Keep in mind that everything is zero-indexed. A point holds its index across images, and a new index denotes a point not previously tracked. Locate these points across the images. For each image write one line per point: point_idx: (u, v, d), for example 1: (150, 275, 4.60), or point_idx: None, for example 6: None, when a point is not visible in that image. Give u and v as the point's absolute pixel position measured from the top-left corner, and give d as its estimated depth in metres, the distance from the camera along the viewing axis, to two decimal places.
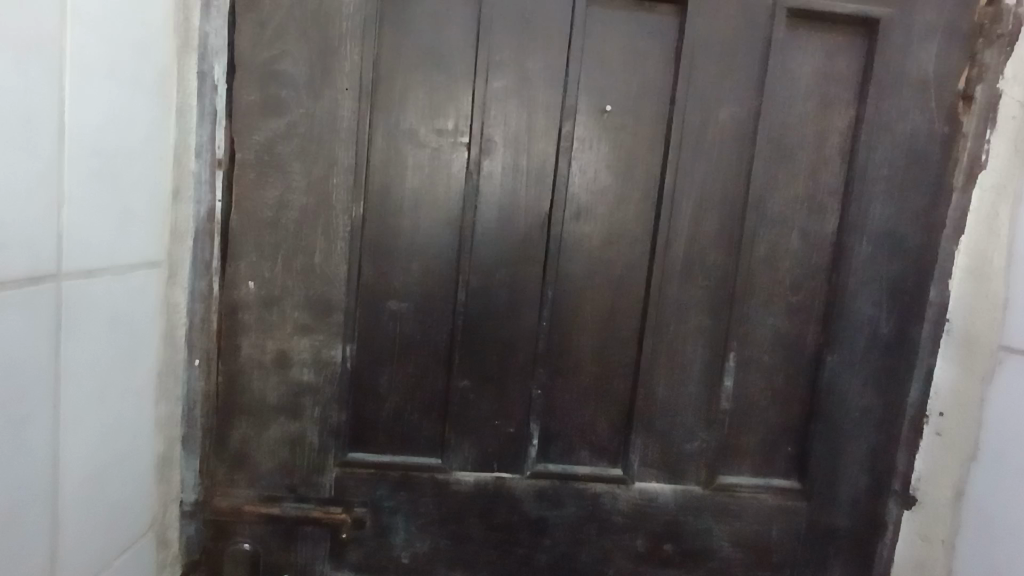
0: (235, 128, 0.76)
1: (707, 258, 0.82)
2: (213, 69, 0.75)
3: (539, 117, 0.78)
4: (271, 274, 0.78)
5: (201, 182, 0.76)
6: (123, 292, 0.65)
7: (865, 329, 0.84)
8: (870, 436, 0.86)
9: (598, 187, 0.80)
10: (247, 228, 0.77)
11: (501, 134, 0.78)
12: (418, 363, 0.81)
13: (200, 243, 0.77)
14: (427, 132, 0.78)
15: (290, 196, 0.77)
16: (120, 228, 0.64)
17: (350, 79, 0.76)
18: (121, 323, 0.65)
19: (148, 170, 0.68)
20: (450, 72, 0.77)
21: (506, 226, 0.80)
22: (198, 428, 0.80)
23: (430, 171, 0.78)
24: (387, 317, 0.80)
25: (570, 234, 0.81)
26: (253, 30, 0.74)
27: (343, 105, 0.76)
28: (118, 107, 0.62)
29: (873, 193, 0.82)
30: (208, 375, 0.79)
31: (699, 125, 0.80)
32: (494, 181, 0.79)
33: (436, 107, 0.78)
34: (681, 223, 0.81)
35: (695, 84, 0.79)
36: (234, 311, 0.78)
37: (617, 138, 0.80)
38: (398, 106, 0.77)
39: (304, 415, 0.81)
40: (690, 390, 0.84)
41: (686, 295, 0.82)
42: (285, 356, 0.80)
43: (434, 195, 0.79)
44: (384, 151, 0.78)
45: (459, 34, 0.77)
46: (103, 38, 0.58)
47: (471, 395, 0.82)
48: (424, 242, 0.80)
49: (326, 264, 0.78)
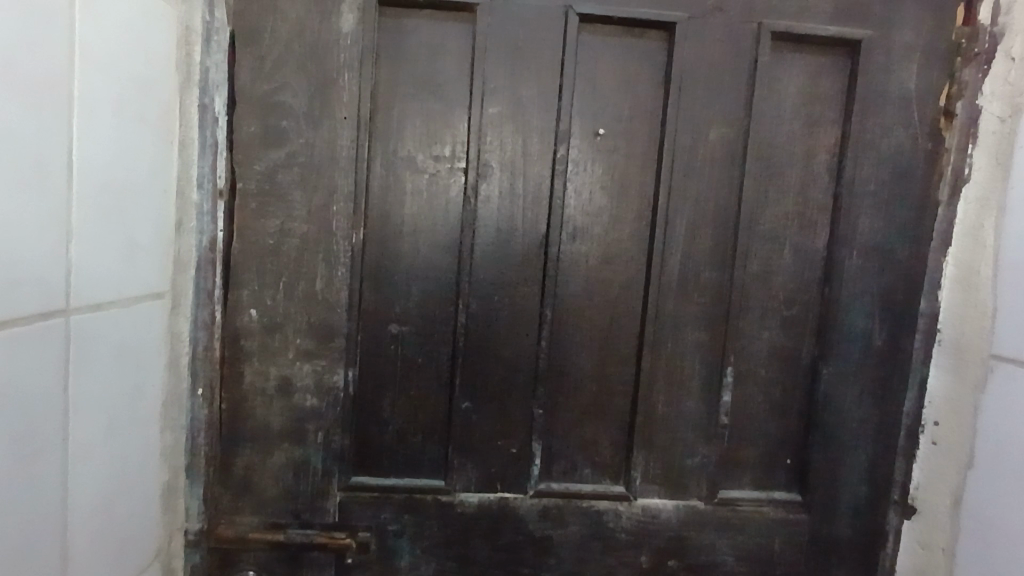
0: (236, 159, 0.77)
1: (702, 275, 0.84)
2: (213, 102, 0.76)
3: (534, 142, 0.80)
4: (274, 301, 0.79)
5: (204, 214, 0.77)
6: (129, 322, 0.66)
7: (860, 340, 0.86)
8: (867, 447, 0.87)
9: (593, 209, 0.82)
10: (249, 256, 0.78)
11: (497, 159, 0.80)
12: (421, 385, 0.82)
13: (203, 273, 0.78)
14: (425, 159, 0.80)
15: (291, 224, 0.79)
16: (126, 261, 0.64)
17: (348, 108, 0.78)
18: (126, 354, 0.66)
19: (152, 202, 0.68)
20: (446, 101, 0.79)
21: (504, 248, 0.81)
22: (202, 457, 0.80)
23: (429, 196, 0.80)
24: (388, 340, 0.81)
25: (566, 255, 0.82)
26: (253, 64, 0.77)
27: (341, 133, 0.78)
28: (123, 142, 0.63)
29: (861, 208, 0.84)
30: (212, 404, 0.79)
31: (690, 146, 0.82)
32: (492, 205, 0.81)
33: (434, 134, 0.79)
34: (675, 241, 0.83)
35: (686, 107, 0.81)
36: (238, 339, 0.79)
37: (610, 160, 0.82)
38: (396, 134, 0.79)
39: (308, 440, 0.81)
40: (690, 405, 0.85)
41: (682, 312, 0.84)
42: (288, 383, 0.80)
43: (433, 220, 0.80)
44: (383, 178, 0.79)
45: (453, 62, 0.79)
46: (108, 74, 0.60)
47: (474, 416, 0.83)
48: (425, 266, 0.81)
49: (327, 290, 0.80)
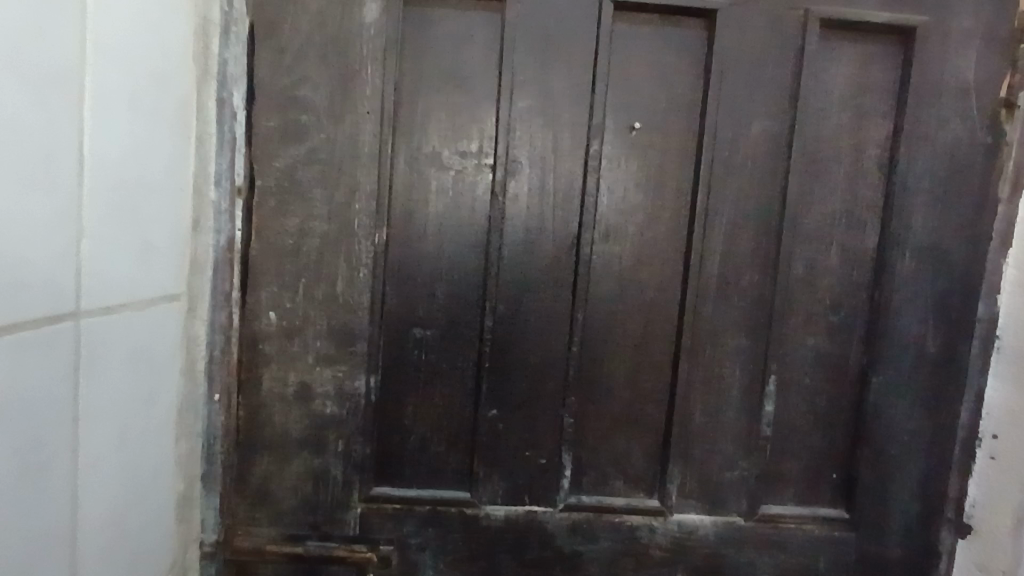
0: (255, 156, 0.74)
1: (743, 277, 0.79)
2: (232, 95, 0.73)
3: (564, 137, 0.76)
4: (293, 304, 0.76)
5: (221, 213, 0.74)
6: (143, 327, 0.63)
7: (912, 347, 0.80)
8: (920, 461, 0.82)
9: (627, 207, 0.78)
10: (268, 256, 0.75)
11: (527, 155, 0.76)
12: (446, 392, 0.79)
13: (220, 274, 0.74)
14: (451, 154, 0.76)
15: (311, 223, 0.75)
16: (141, 262, 0.61)
17: (372, 102, 0.74)
18: (139, 360, 0.63)
19: (169, 201, 0.65)
20: (473, 94, 0.76)
21: (534, 249, 0.77)
22: (218, 465, 0.77)
23: (454, 194, 0.76)
24: (412, 345, 0.78)
25: (598, 255, 0.78)
26: (272, 56, 0.73)
27: (364, 128, 0.74)
28: (138, 137, 0.59)
29: (913, 207, 0.79)
30: (229, 410, 0.76)
31: (731, 141, 0.77)
32: (520, 203, 0.77)
33: (460, 129, 0.76)
34: (714, 240, 0.78)
35: (726, 99, 0.77)
36: (256, 343, 0.76)
37: (645, 156, 0.77)
38: (421, 130, 0.76)
39: (327, 448, 0.78)
40: (730, 416, 0.80)
41: (721, 316, 0.79)
42: (308, 388, 0.77)
43: (458, 219, 0.77)
44: (407, 175, 0.76)
45: (480, 53, 0.75)
46: (124, 64, 0.57)
47: (500, 425, 0.79)
48: (450, 268, 0.77)
49: (349, 292, 0.76)
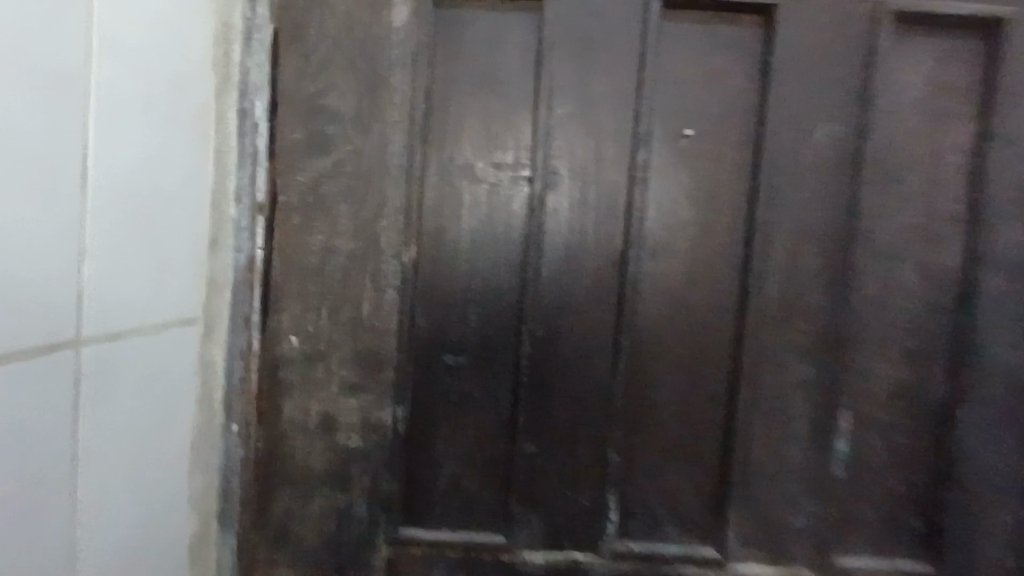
0: (278, 169, 0.70)
1: (808, 298, 0.71)
2: (254, 106, 0.68)
3: (608, 145, 0.70)
4: (316, 327, 0.71)
5: (241, 230, 0.69)
6: (154, 353, 0.58)
7: (1004, 377, 0.71)
8: (1016, 507, 0.72)
9: (677, 221, 0.71)
10: (290, 276, 0.70)
11: (567, 166, 0.70)
12: (480, 424, 0.72)
13: (239, 296, 0.70)
14: (485, 166, 0.70)
15: (336, 240, 0.70)
16: (153, 282, 0.57)
17: (401, 111, 0.69)
18: (151, 389, 0.58)
19: (185, 216, 0.61)
20: (510, 101, 0.70)
21: (576, 267, 0.71)
22: (235, 501, 0.71)
23: (489, 208, 0.71)
24: (443, 372, 0.72)
25: (646, 274, 0.71)
26: (296, 63, 0.69)
27: (393, 139, 0.70)
28: (153, 147, 0.55)
29: (1001, 219, 0.70)
30: (248, 442, 0.71)
31: (792, 148, 0.70)
32: (561, 218, 0.70)
33: (495, 138, 0.70)
34: (775, 258, 0.71)
35: (785, 103, 0.70)
36: (276, 369, 0.71)
37: (698, 165, 0.70)
38: (453, 140, 0.70)
39: (352, 484, 0.72)
40: (796, 454, 0.72)
41: (784, 342, 0.71)
42: (331, 419, 0.71)
43: (493, 235, 0.71)
44: (438, 189, 0.71)
45: (517, 57, 0.70)
46: (138, 72, 0.53)
47: (539, 461, 0.72)
48: (484, 288, 0.71)
49: (376, 314, 0.71)
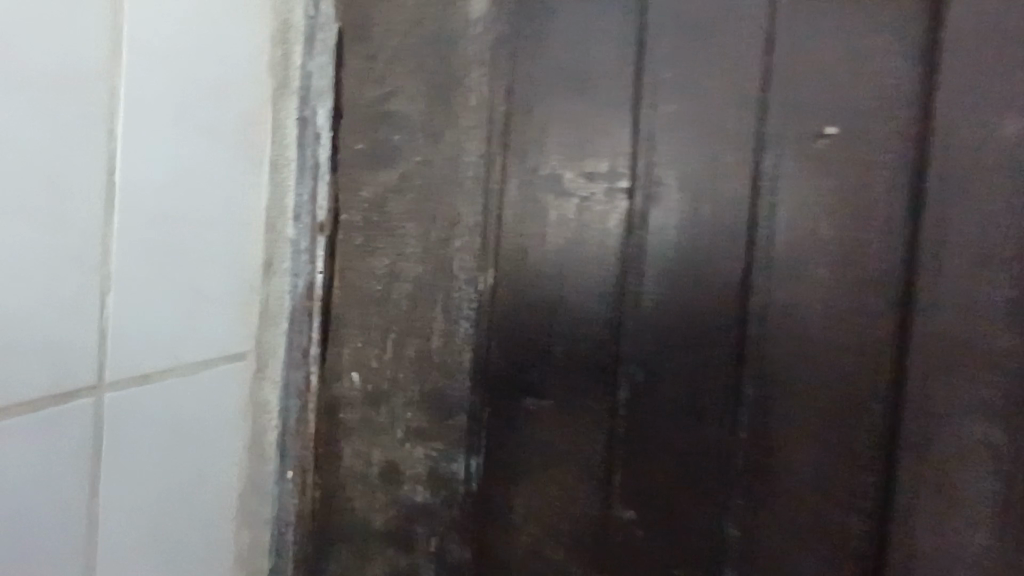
0: (341, 184, 0.62)
1: (995, 341, 0.53)
2: (316, 113, 0.61)
3: (725, 149, 0.58)
4: (379, 363, 0.62)
5: (300, 252, 0.62)
6: (193, 394, 0.51)
7: None
8: None
9: (815, 241, 0.56)
10: (352, 305, 0.62)
11: (674, 175, 0.58)
12: (565, 483, 0.61)
13: (297, 325, 0.62)
14: (575, 176, 0.60)
15: (402, 264, 0.61)
16: (193, 314, 0.50)
17: (477, 114, 0.60)
18: (189, 435, 0.51)
19: (230, 238, 0.54)
20: (603, 100, 0.59)
21: (683, 297, 0.58)
22: (290, 557, 0.63)
23: (578, 226, 0.60)
24: (523, 420, 0.61)
25: (774, 307, 0.57)
26: (362, 65, 0.62)
27: (468, 147, 0.61)
28: (194, 161, 0.49)
29: None
30: (304, 491, 0.63)
31: (971, 147, 0.53)
32: (665, 239, 0.58)
33: (586, 144, 0.59)
34: (947, 289, 0.54)
35: (961, 90, 0.53)
36: (336, 409, 0.63)
37: (842, 171, 0.56)
38: (537, 146, 0.60)
39: (417, 545, 0.62)
40: (979, 547, 0.54)
41: (960, 398, 0.54)
42: (395, 469, 0.62)
43: (583, 259, 0.60)
44: (519, 204, 0.60)
45: (613, 46, 0.59)
46: (175, 79, 0.47)
47: (637, 531, 0.60)
48: (571, 321, 0.60)
49: (446, 349, 0.61)
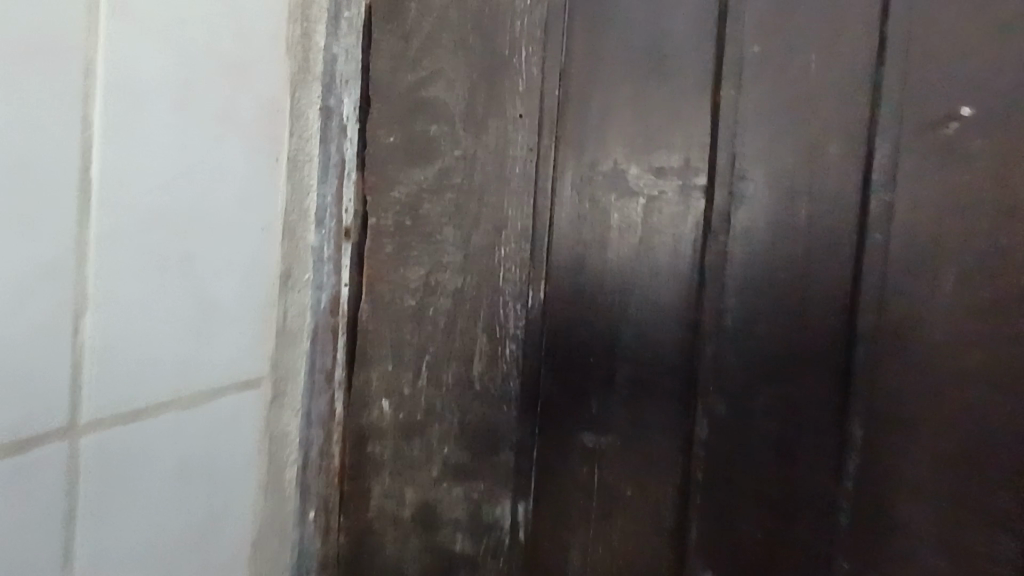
0: (370, 184, 0.54)
1: None
2: (342, 103, 0.54)
3: (827, 138, 0.47)
4: (413, 390, 0.54)
5: (322, 261, 0.54)
6: (200, 430, 0.43)
7: None
8: None
9: (943, 249, 0.46)
10: (382, 322, 0.54)
11: (762, 170, 0.48)
12: (629, 534, 0.52)
13: (320, 346, 0.54)
14: (641, 172, 0.50)
15: (440, 275, 0.53)
16: (197, 336, 0.42)
17: (527, 102, 0.52)
18: (194, 479, 0.43)
19: (247, 247, 0.46)
20: (677, 81, 0.50)
21: (774, 317, 0.48)
22: None
23: (645, 232, 0.50)
24: (579, 460, 0.52)
25: (890, 330, 0.47)
26: (394, 47, 0.54)
27: (515, 140, 0.52)
28: (197, 156, 0.41)
29: None
30: (328, 533, 0.56)
31: None
32: (752, 247, 0.49)
33: (655, 134, 0.50)
34: None
35: None
36: (364, 441, 0.55)
37: (979, 163, 0.45)
38: (596, 138, 0.51)
39: None
40: None
41: None
42: (430, 511, 0.54)
43: (652, 270, 0.50)
44: (574, 206, 0.51)
45: (689, 16, 0.49)
46: (171, 56, 0.39)
47: None
48: (637, 344, 0.51)
49: (490, 375, 0.53)
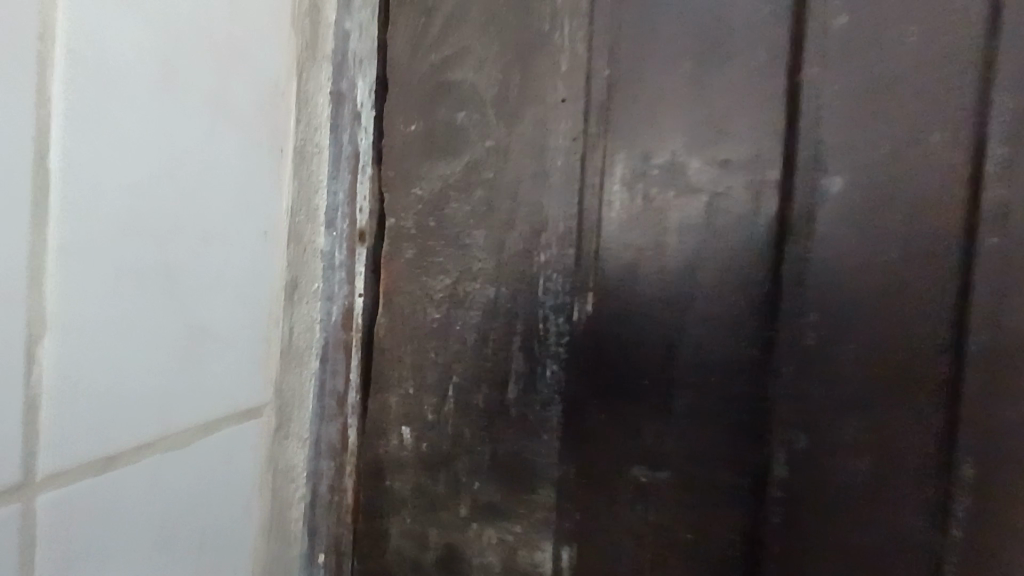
0: (387, 180, 0.48)
1: None
2: (355, 86, 0.47)
3: (932, 123, 0.40)
4: (439, 418, 0.47)
5: (334, 267, 0.48)
6: (190, 478, 0.36)
7: None
8: None
9: None
10: (403, 339, 0.48)
11: (849, 162, 0.41)
12: None
13: (331, 363, 0.48)
14: (703, 166, 0.43)
15: (469, 284, 0.46)
16: (186, 368, 0.36)
17: (570, 84, 0.45)
18: (184, 535, 0.36)
19: (246, 259, 0.39)
20: (748, 58, 0.42)
21: (863, 336, 0.41)
22: None
23: (709, 236, 0.43)
24: (631, 501, 0.45)
25: (1007, 354, 0.39)
26: (415, 24, 0.47)
27: (557, 129, 0.45)
28: (185, 153, 0.34)
29: None
30: None
31: None
32: (837, 253, 0.41)
33: (721, 121, 0.43)
34: None
35: None
36: (381, 475, 0.48)
37: None
38: (651, 126, 0.44)
39: None
40: None
41: None
42: (457, 557, 0.47)
43: (717, 280, 0.43)
44: (625, 206, 0.44)
45: None
46: (149, 27, 0.32)
47: None
48: (699, 367, 0.43)
49: (527, 400, 0.46)
